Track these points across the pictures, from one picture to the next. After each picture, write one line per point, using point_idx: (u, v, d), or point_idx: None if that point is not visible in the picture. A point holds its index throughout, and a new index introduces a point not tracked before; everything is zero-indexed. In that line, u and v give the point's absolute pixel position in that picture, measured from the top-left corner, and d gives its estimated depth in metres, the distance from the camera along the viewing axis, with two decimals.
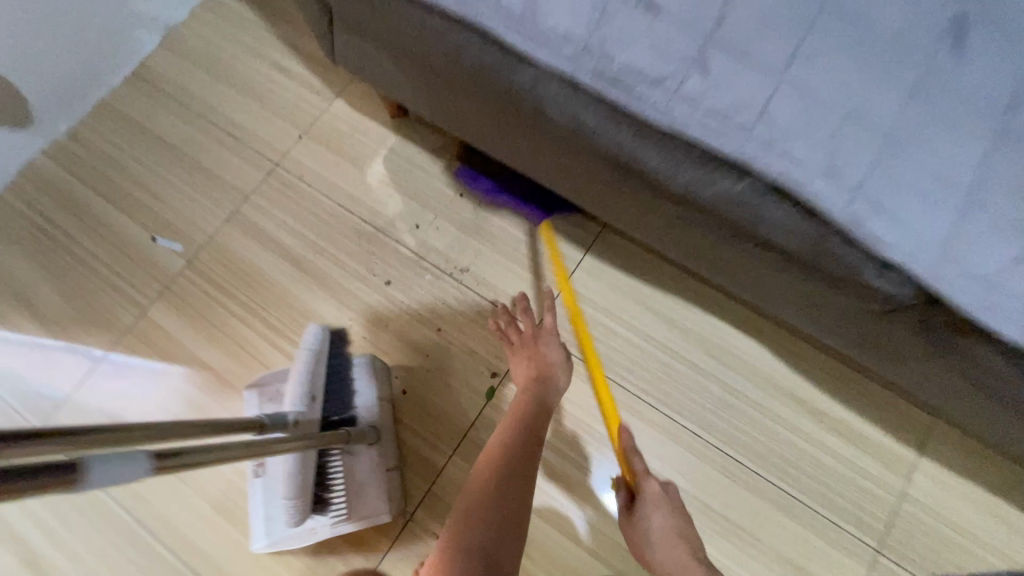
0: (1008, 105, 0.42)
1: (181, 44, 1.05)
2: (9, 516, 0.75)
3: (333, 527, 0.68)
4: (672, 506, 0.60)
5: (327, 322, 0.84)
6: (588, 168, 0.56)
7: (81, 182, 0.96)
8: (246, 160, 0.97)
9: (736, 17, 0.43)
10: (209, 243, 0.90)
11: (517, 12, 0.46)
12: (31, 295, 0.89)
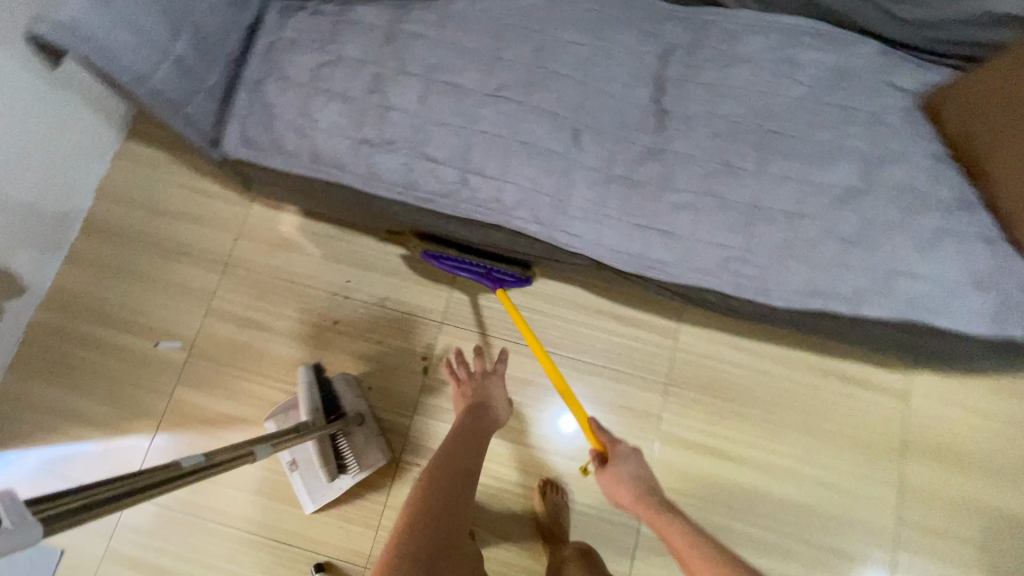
0: (609, 162, 0.86)
1: (111, 190, 1.30)
2: (139, 551, 1.11)
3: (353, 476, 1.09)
4: (632, 454, 0.92)
5: (305, 360, 1.22)
6: (434, 230, 0.98)
7: (76, 320, 1.24)
8: (199, 265, 1.28)
9: (474, 152, 0.85)
10: (198, 334, 1.24)
11: (366, 175, 0.86)
12: (80, 411, 1.20)
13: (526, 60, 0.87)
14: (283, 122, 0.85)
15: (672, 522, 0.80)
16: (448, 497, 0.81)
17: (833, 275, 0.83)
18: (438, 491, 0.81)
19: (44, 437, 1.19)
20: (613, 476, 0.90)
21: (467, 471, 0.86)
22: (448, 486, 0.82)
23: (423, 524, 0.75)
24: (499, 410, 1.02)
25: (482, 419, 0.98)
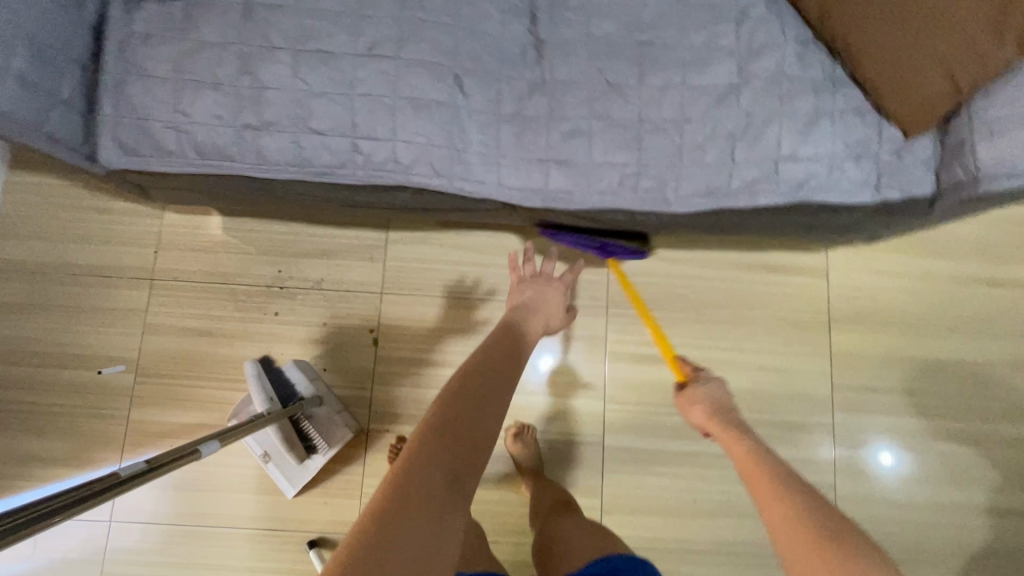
0: (495, 103, 0.87)
1: (9, 226, 1.24)
2: (134, 567, 1.15)
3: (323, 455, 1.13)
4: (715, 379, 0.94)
5: (256, 356, 1.23)
6: (344, 204, 0.99)
7: (10, 365, 1.21)
8: (125, 286, 1.25)
9: (358, 119, 0.84)
10: (142, 353, 1.23)
11: (257, 161, 0.85)
12: (39, 451, 1.19)
13: (392, 13, 0.85)
14: (156, 122, 0.83)
15: (741, 439, 0.80)
16: (477, 408, 0.63)
17: (725, 173, 0.88)
18: (474, 387, 0.65)
19: (11, 485, 1.18)
20: (693, 394, 0.92)
21: (505, 374, 0.71)
22: (485, 385, 0.67)
23: (452, 426, 0.60)
24: (551, 315, 0.94)
25: (527, 317, 0.88)
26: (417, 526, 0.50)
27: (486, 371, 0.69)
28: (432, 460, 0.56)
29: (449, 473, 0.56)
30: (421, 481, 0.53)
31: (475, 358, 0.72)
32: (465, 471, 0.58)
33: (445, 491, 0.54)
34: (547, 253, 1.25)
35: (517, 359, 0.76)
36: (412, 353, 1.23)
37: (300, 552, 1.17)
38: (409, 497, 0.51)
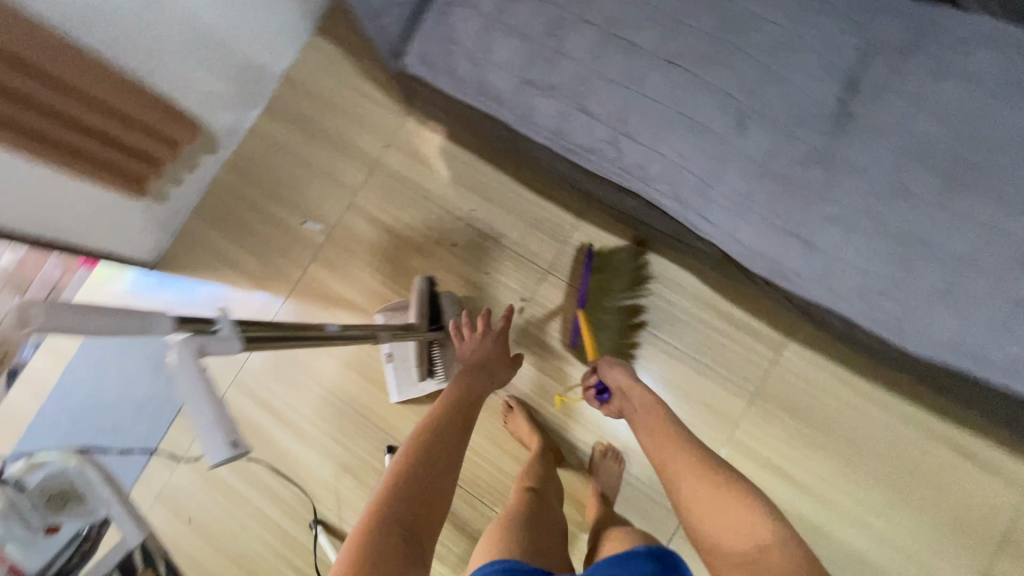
0: (767, 156, 0.81)
1: (294, 79, 1.46)
2: (254, 387, 1.32)
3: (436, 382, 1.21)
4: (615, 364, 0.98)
5: (420, 272, 1.34)
6: (569, 182, 1.02)
7: (247, 185, 1.45)
8: (351, 164, 1.42)
9: (630, 117, 0.84)
10: (338, 223, 1.40)
11: (523, 115, 0.90)
12: (236, 262, 1.42)
13: (711, 31, 0.83)
14: (460, 48, 0.90)
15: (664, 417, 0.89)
16: (434, 479, 0.80)
17: (990, 336, 0.75)
18: (421, 459, 0.81)
19: (207, 276, 1.43)
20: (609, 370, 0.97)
21: (453, 444, 0.86)
22: (431, 454, 0.83)
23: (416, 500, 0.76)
24: (498, 372, 1.06)
25: (475, 379, 1.00)
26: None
27: (428, 443, 0.84)
28: (384, 522, 0.71)
29: (398, 529, 0.71)
30: (362, 542, 0.69)
31: (425, 427, 0.87)
32: (416, 523, 0.73)
33: (398, 545, 0.69)
34: (718, 312, 1.20)
35: (462, 415, 0.92)
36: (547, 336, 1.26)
37: (377, 451, 1.27)
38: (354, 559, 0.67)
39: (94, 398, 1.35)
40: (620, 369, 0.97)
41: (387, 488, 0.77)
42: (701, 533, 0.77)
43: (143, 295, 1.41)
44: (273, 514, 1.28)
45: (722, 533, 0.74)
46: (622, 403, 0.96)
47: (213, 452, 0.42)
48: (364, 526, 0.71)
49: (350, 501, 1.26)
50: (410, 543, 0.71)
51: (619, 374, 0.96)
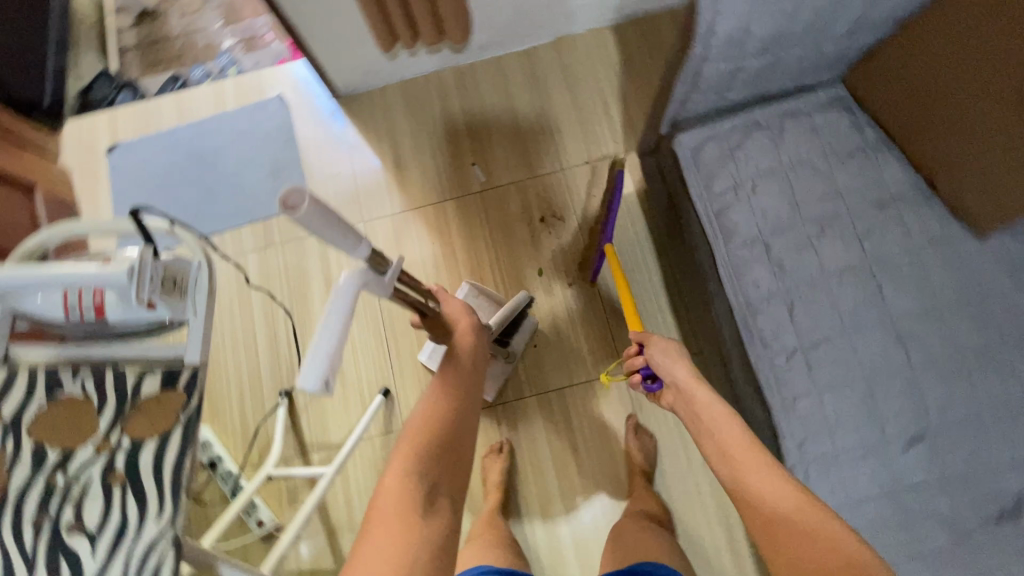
0: (909, 487, 0.75)
1: (564, 47, 1.47)
2: (331, 252, 1.35)
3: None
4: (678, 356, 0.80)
5: (526, 280, 1.33)
6: (717, 339, 0.97)
7: (458, 96, 1.46)
8: (548, 150, 1.41)
9: (822, 349, 0.78)
10: (499, 186, 1.40)
11: (734, 264, 0.85)
12: (398, 145, 1.44)
13: (957, 341, 0.76)
14: (734, 166, 0.86)
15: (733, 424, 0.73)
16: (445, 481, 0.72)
17: None
18: (427, 420, 0.75)
19: (368, 136, 1.45)
20: (669, 358, 0.80)
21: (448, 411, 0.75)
22: (438, 455, 0.73)
23: (431, 501, 0.68)
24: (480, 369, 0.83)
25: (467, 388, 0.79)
26: (386, 540, 0.63)
27: (429, 405, 0.76)
28: (404, 521, 0.64)
29: (416, 489, 0.68)
30: (379, 507, 0.67)
31: (422, 425, 0.74)
32: (434, 483, 0.70)
33: (414, 503, 0.66)
34: (729, 534, 1.14)
35: (459, 380, 0.79)
36: (579, 421, 1.23)
37: (372, 384, 1.27)
38: (375, 522, 0.65)
39: (216, 155, 1.42)
40: (675, 360, 0.80)
41: (407, 450, 0.72)
42: (779, 531, 0.62)
43: (313, 110, 1.46)
44: (262, 359, 1.29)
45: (808, 522, 0.61)
46: (673, 399, 0.80)
47: (307, 379, 0.58)
48: (384, 489, 0.68)
49: (321, 402, 1.27)
50: (428, 504, 0.68)
51: (666, 354, 0.81)
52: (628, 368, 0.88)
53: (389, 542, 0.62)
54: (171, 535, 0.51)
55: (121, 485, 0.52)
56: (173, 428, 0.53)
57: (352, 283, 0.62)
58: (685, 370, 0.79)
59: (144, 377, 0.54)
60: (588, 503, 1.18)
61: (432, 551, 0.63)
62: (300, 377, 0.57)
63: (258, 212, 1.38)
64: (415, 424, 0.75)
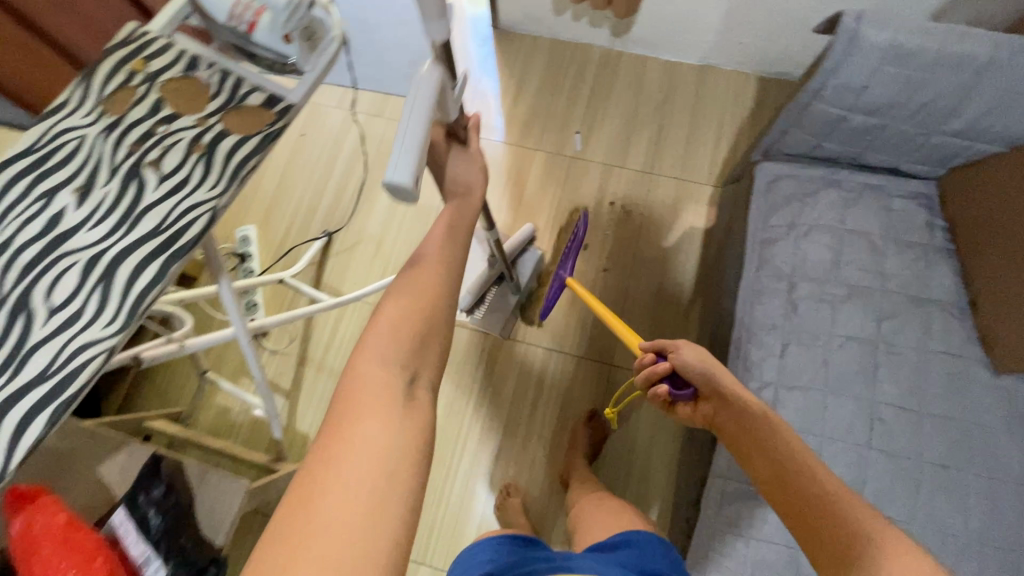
0: None
1: (707, 76, 1.55)
2: None
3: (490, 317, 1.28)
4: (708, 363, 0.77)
5: (569, 248, 1.40)
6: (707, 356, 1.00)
7: (595, 72, 1.56)
8: (648, 152, 1.48)
9: (794, 390, 0.81)
10: (589, 161, 1.48)
11: (755, 287, 0.88)
12: (524, 88, 1.55)
13: (922, 445, 0.77)
14: (798, 207, 0.90)
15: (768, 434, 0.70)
16: (425, 372, 0.62)
17: None
18: (404, 303, 0.64)
19: (502, 69, 1.57)
20: (704, 364, 0.77)
21: (426, 301, 0.65)
22: (419, 338, 0.63)
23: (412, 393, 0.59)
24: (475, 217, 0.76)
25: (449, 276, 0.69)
26: (369, 429, 0.53)
27: (407, 289, 0.66)
28: (381, 406, 0.55)
29: (395, 376, 0.59)
30: (346, 398, 0.56)
31: (403, 307, 0.64)
32: (414, 369, 0.61)
33: (396, 389, 0.57)
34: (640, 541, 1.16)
35: (437, 275, 0.68)
36: (551, 385, 1.28)
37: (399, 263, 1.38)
38: (346, 414, 0.55)
39: None
40: (706, 363, 0.77)
41: (388, 326, 0.62)
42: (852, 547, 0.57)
43: (470, 28, 1.61)
44: (323, 199, 1.44)
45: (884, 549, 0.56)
46: (713, 408, 0.78)
47: (396, 170, 0.55)
48: (358, 374, 0.58)
49: (350, 256, 1.39)
50: (409, 391, 0.58)
51: (696, 359, 0.78)
52: (650, 382, 0.83)
53: (372, 434, 0.53)
54: (213, 203, 0.62)
55: (199, 154, 0.64)
56: (254, 134, 0.65)
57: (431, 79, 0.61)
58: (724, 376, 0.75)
59: (253, 92, 0.67)
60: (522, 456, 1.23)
61: (415, 442, 0.54)
62: (387, 169, 0.55)
63: (383, 84, 1.53)
64: (392, 309, 0.64)
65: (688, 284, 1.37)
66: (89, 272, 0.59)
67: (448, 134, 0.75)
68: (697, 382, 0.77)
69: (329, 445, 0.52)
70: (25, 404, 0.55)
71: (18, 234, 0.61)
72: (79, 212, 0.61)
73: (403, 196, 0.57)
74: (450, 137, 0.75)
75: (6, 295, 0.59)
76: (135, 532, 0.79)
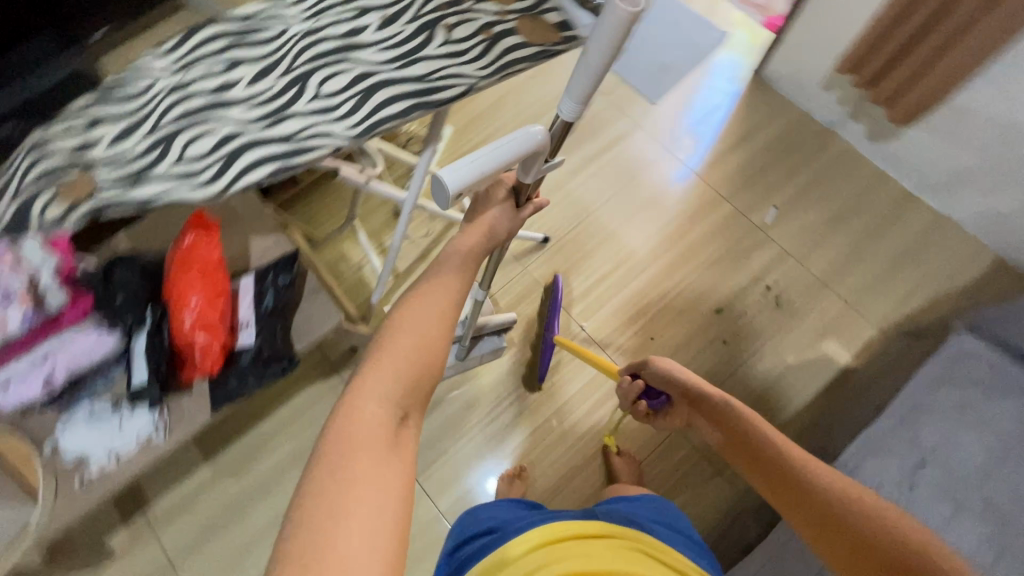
0: None
1: (941, 226, 1.40)
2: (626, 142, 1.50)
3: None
4: (669, 369, 0.90)
5: (703, 304, 1.36)
6: None
7: (827, 161, 1.47)
8: (834, 262, 1.38)
9: None
10: (770, 237, 1.41)
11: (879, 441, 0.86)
12: (749, 140, 1.50)
13: None
14: None
15: (732, 414, 0.82)
16: (414, 407, 0.57)
17: None
18: (407, 328, 0.59)
19: (740, 114, 1.53)
20: (669, 370, 0.90)
21: (429, 333, 0.59)
22: (416, 368, 0.57)
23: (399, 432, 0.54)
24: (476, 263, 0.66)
25: (451, 298, 0.62)
26: (350, 474, 0.49)
27: (409, 313, 0.60)
28: (365, 445, 0.51)
29: (385, 413, 0.54)
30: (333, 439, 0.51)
31: (398, 332, 0.58)
32: (408, 405, 0.56)
33: (382, 431, 0.52)
34: None
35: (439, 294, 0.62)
36: (610, 408, 1.27)
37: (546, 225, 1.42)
38: (334, 457, 0.50)
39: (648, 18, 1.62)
40: (668, 370, 0.90)
41: (383, 355, 0.57)
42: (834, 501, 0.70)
43: (731, 62, 1.58)
44: None
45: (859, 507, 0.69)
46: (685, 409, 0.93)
47: (450, 174, 0.55)
48: (346, 404, 0.54)
49: None
50: (397, 431, 0.54)
51: (666, 372, 0.90)
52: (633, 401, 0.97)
53: (352, 480, 0.48)
54: (473, 81, 0.69)
55: (485, 37, 0.70)
56: (535, 45, 0.70)
57: (532, 136, 0.58)
58: (690, 380, 0.88)
59: (552, 11, 0.72)
60: (547, 449, 1.24)
61: (397, 496, 0.50)
62: (443, 168, 0.55)
63: (625, 70, 1.56)
64: (392, 340, 0.58)
65: (796, 404, 1.27)
66: (358, 82, 0.68)
67: (511, 191, 0.69)
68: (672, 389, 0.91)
69: (313, 492, 0.48)
70: (266, 152, 0.66)
71: (325, 27, 0.71)
72: (375, 35, 0.71)
73: (438, 195, 0.57)
74: (511, 195, 0.68)
75: (294, 67, 0.69)
76: (251, 298, 0.91)
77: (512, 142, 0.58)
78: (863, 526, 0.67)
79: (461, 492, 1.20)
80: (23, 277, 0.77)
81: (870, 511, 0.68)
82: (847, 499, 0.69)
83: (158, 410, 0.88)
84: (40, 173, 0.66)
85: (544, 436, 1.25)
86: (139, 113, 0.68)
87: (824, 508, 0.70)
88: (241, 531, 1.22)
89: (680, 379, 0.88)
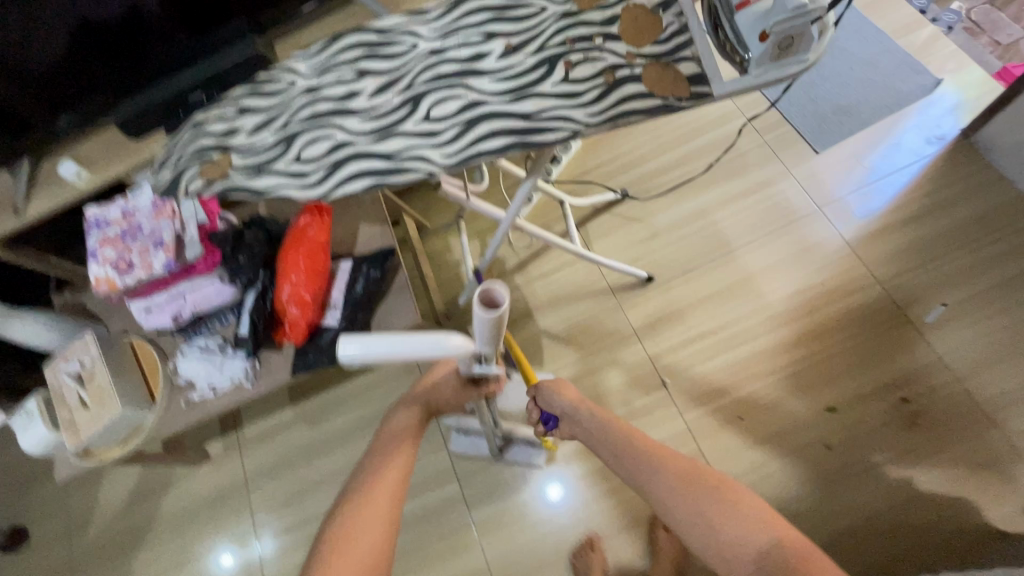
0: None
1: None
2: (771, 190, 1.33)
3: (460, 449, 1.23)
4: (561, 386, 0.91)
5: (814, 394, 1.17)
6: None
7: None
8: (1007, 392, 1.10)
9: None
10: (926, 340, 1.16)
11: None
12: (931, 217, 1.24)
13: None
14: None
15: (625, 432, 0.84)
16: None
17: None
18: (357, 542, 0.68)
19: (927, 183, 1.26)
20: (560, 387, 0.91)
21: (377, 539, 0.69)
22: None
23: None
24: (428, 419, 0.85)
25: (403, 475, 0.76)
26: None
27: (358, 524, 0.70)
28: None
29: None
30: None
31: (348, 541, 0.68)
32: None
33: None
34: None
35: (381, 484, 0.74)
36: None
37: (653, 264, 1.32)
38: None
39: (839, 52, 1.39)
40: (566, 388, 0.91)
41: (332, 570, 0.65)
42: (740, 509, 0.72)
43: (933, 119, 1.30)
44: (648, 163, 1.40)
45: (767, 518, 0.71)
46: (570, 426, 0.90)
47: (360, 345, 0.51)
48: None
49: (624, 224, 1.37)
50: None
51: (555, 390, 0.91)
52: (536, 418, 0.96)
53: None
54: (579, 127, 0.64)
55: (605, 81, 0.65)
56: (657, 97, 0.63)
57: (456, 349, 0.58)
58: (583, 401, 0.88)
59: (689, 60, 0.64)
60: (591, 496, 1.18)
61: None
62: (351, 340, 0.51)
63: (793, 109, 1.37)
64: (345, 556, 0.67)
65: (905, 547, 1.04)
66: (464, 110, 0.68)
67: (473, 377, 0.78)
68: (561, 410, 0.89)
69: None
70: (367, 165, 0.68)
71: (452, 48, 0.72)
72: (496, 62, 0.70)
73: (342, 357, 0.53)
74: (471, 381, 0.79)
75: (412, 86, 0.71)
76: (344, 282, 0.99)
77: (437, 343, 0.56)
78: (751, 535, 0.69)
79: (498, 508, 1.20)
80: (173, 230, 0.91)
81: (771, 529, 0.69)
82: (736, 500, 0.73)
83: (252, 359, 1.00)
84: (193, 148, 0.77)
85: (592, 483, 1.19)
86: (276, 110, 0.75)
87: (686, 487, 0.75)
88: (306, 473, 1.35)
89: (572, 393, 0.90)
